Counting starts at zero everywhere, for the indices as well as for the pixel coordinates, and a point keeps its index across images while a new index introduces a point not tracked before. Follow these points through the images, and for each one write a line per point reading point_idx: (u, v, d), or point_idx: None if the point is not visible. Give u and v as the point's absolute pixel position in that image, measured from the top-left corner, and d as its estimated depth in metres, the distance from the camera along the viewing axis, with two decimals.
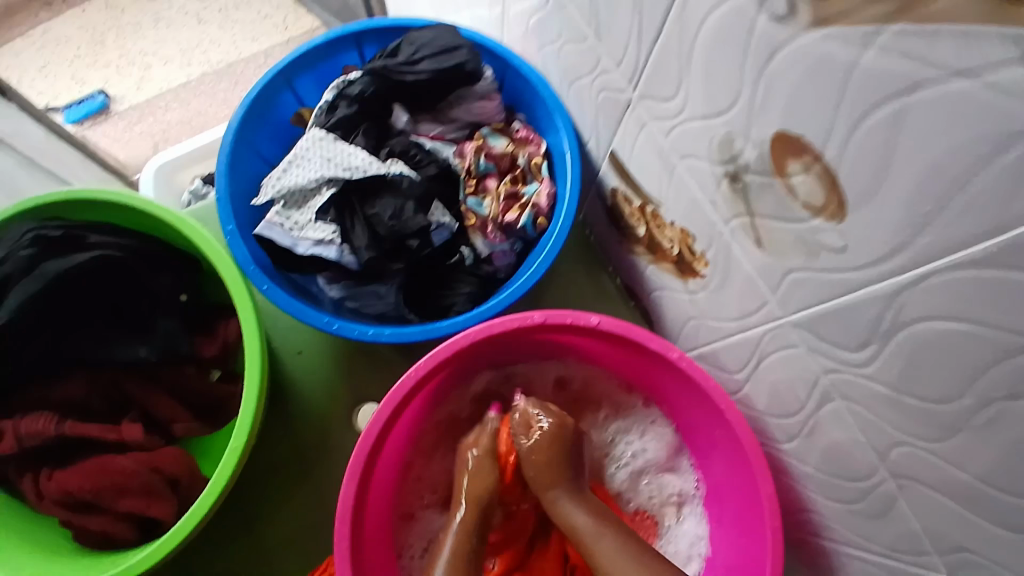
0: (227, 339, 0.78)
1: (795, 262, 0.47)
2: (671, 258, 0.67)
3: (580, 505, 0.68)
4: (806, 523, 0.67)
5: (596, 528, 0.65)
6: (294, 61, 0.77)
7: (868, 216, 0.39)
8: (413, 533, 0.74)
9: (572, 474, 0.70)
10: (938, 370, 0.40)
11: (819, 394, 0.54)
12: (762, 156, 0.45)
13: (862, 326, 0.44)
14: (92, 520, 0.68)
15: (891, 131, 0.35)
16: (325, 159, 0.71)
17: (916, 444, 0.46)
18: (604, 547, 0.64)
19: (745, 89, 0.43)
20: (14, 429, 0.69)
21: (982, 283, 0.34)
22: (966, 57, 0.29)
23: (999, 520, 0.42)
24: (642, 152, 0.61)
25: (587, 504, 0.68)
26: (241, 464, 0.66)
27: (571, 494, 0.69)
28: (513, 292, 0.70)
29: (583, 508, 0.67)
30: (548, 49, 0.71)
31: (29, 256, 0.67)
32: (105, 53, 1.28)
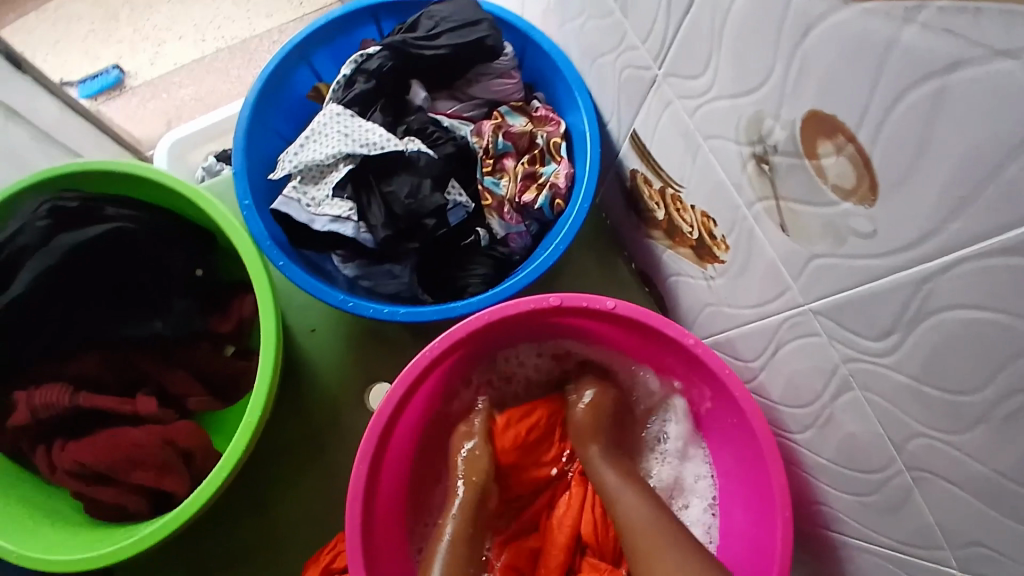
0: (241, 317, 0.78)
1: (820, 250, 0.46)
2: (689, 243, 0.66)
3: (611, 464, 0.71)
4: (817, 514, 0.67)
5: (621, 482, 0.69)
6: (310, 35, 0.76)
7: (900, 201, 0.38)
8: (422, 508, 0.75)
9: (613, 440, 0.74)
10: (961, 362, 0.39)
11: (836, 383, 0.53)
12: (792, 136, 0.44)
13: (886, 314, 0.43)
14: (105, 493, 0.69)
15: (928, 112, 0.34)
16: (343, 134, 0.70)
17: (934, 436, 0.45)
18: (624, 499, 0.68)
19: (778, 66, 0.42)
20: (27, 401, 0.69)
21: (1013, 273, 0.33)
22: (1015, 35, 0.28)
23: (1018, 516, 0.42)
24: (666, 132, 0.60)
25: (618, 465, 0.71)
26: (254, 439, 0.67)
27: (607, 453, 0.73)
28: (529, 274, 0.69)
29: (613, 467, 0.71)
30: (571, 24, 0.70)
31: (45, 227, 0.67)
32: (120, 28, 1.27)
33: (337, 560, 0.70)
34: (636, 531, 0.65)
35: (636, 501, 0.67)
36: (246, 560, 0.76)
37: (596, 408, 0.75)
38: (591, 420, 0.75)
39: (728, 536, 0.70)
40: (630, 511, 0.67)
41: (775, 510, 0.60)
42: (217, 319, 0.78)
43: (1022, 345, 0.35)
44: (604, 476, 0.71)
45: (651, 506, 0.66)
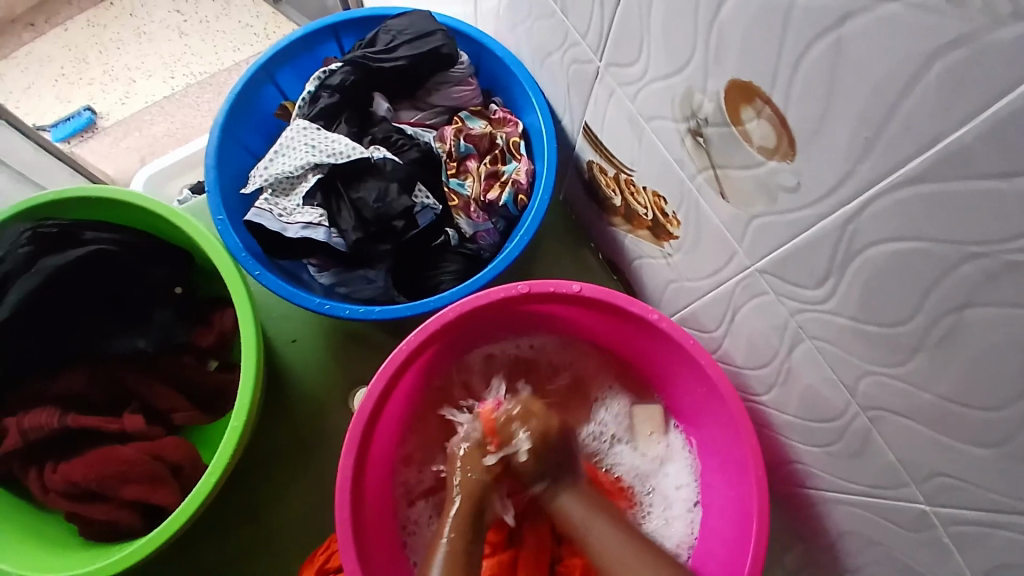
0: (223, 329, 0.80)
1: (759, 210, 0.50)
2: (646, 224, 0.70)
3: (576, 496, 0.69)
4: (793, 475, 0.70)
5: (589, 515, 0.68)
6: (274, 56, 0.80)
7: (817, 151, 0.42)
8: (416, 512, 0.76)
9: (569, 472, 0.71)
10: (893, 294, 0.43)
11: (791, 338, 0.56)
12: (719, 107, 0.48)
13: (822, 261, 0.47)
14: (97, 509, 0.70)
15: (828, 63, 0.38)
16: (309, 146, 0.74)
17: (881, 372, 0.49)
18: (602, 539, 0.66)
19: (700, 41, 0.46)
20: (17, 424, 0.71)
21: (923, 199, 0.37)
22: None
23: (966, 436, 0.45)
24: (614, 120, 0.64)
25: (582, 496, 0.70)
26: (241, 445, 0.68)
27: (564, 487, 0.70)
28: (498, 265, 0.73)
29: (578, 498, 0.70)
30: (519, 29, 0.74)
31: (27, 253, 0.69)
32: (89, 71, 1.30)
33: (330, 558, 0.71)
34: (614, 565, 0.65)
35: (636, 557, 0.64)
36: (241, 569, 0.76)
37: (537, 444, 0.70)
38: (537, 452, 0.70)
39: (709, 511, 0.72)
40: (607, 548, 0.66)
41: (749, 470, 0.63)
42: (200, 334, 0.80)
43: (942, 268, 0.38)
44: (570, 513, 0.69)
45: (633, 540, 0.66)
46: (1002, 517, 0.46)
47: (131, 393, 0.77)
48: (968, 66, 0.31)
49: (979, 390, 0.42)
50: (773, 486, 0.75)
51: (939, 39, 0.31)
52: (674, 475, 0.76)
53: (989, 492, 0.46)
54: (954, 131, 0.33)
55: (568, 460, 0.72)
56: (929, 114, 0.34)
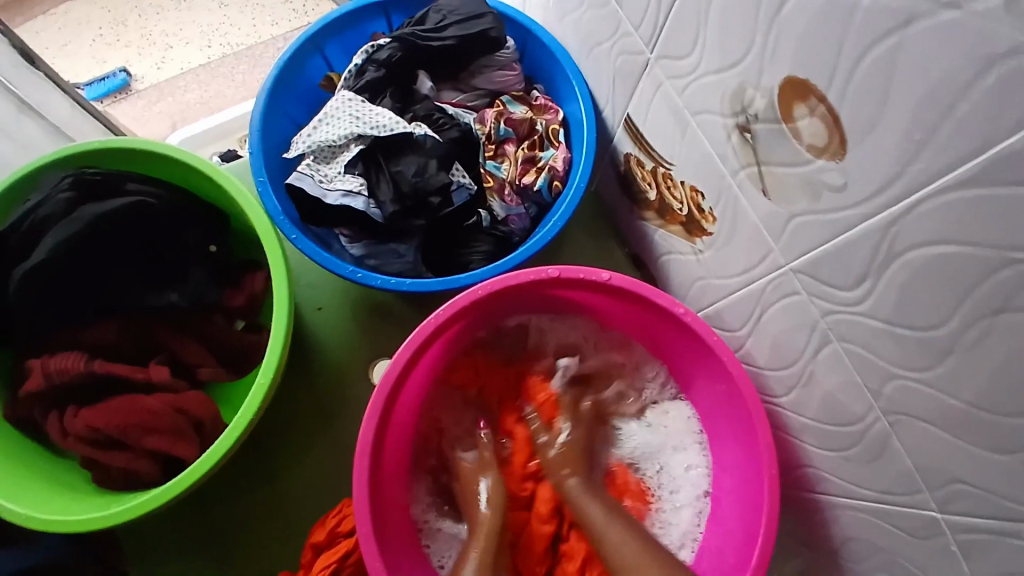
0: (254, 291, 0.82)
1: (800, 208, 0.51)
2: (679, 219, 0.71)
3: (594, 500, 0.71)
4: (804, 479, 0.70)
5: (607, 518, 0.69)
6: (323, 27, 0.81)
7: (867, 152, 0.42)
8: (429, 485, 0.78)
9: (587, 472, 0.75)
10: (930, 297, 0.44)
11: (818, 338, 0.57)
12: (771, 104, 0.49)
13: (859, 262, 0.48)
14: (117, 457, 0.71)
15: (886, 64, 0.38)
16: (354, 117, 0.75)
17: (908, 376, 0.49)
18: (618, 543, 0.66)
19: (758, 36, 0.47)
20: (43, 366, 0.73)
21: (970, 203, 0.38)
22: None
23: (989, 443, 0.46)
24: (658, 112, 0.65)
25: (603, 501, 0.71)
26: (265, 403, 0.70)
27: (582, 478, 0.74)
28: (529, 248, 0.73)
29: (598, 503, 0.71)
30: (569, 18, 0.75)
31: (68, 199, 0.71)
32: (127, 34, 1.31)
33: (342, 522, 0.73)
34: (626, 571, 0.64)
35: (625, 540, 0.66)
36: (252, 528, 0.78)
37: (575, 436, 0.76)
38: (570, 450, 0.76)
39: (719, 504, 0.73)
40: (623, 551, 0.66)
41: (763, 469, 0.64)
42: (229, 294, 0.81)
43: (984, 273, 0.39)
44: (587, 502, 0.71)
45: (652, 552, 0.65)
46: (1017, 526, 0.47)
47: (156, 346, 0.78)
48: None
49: (1007, 396, 0.42)
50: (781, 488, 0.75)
51: (1000, 46, 0.32)
52: (688, 464, 0.77)
53: (1007, 501, 0.46)
54: (1007, 138, 0.34)
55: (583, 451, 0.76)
56: (984, 119, 0.35)
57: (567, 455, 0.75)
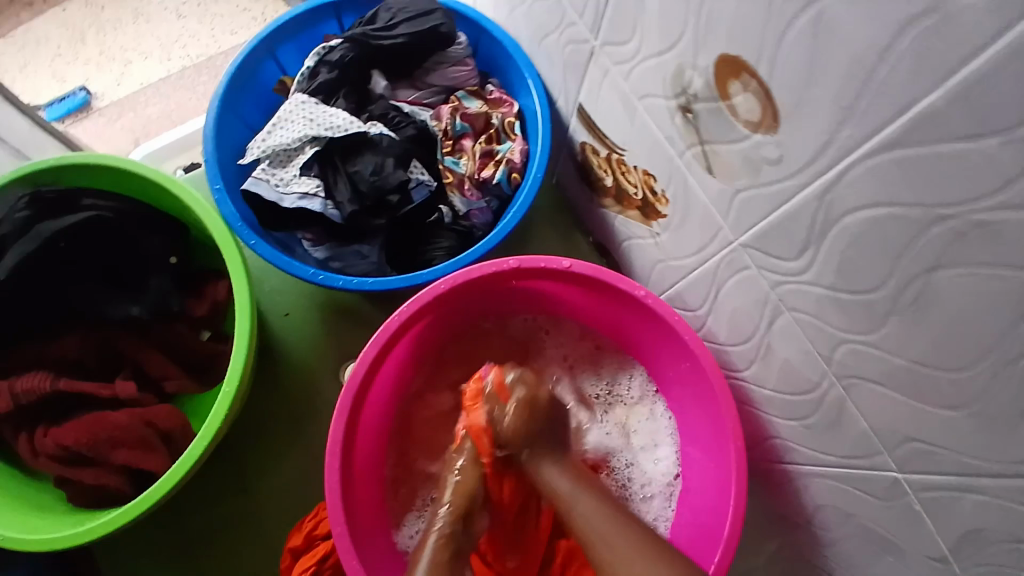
0: (216, 298, 0.81)
1: (743, 183, 0.52)
2: (636, 204, 0.72)
3: (562, 470, 0.68)
4: (772, 451, 0.72)
5: (574, 490, 0.65)
6: (275, 31, 0.81)
7: (799, 122, 0.43)
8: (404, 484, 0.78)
9: (552, 446, 0.70)
10: (869, 261, 0.45)
11: (771, 311, 0.58)
12: (708, 82, 0.50)
13: (801, 233, 0.49)
14: (87, 474, 0.70)
15: (809, 36, 0.40)
16: (307, 119, 0.75)
17: (856, 340, 0.51)
18: (581, 511, 0.63)
19: (693, 15, 0.48)
20: (10, 386, 0.72)
21: (898, 165, 0.39)
22: None
23: (937, 400, 0.47)
24: (607, 98, 0.66)
25: (570, 472, 0.68)
26: (233, 409, 0.69)
27: (549, 460, 0.69)
28: (490, 241, 0.74)
29: (563, 474, 0.68)
30: (518, 10, 0.76)
31: (25, 217, 0.71)
32: (86, 51, 1.29)
33: (318, 525, 0.73)
34: (597, 543, 0.60)
35: (601, 522, 0.61)
36: (228, 537, 0.77)
37: (531, 404, 0.69)
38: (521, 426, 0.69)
39: (690, 484, 0.74)
40: (588, 521, 0.62)
41: (729, 442, 0.65)
42: (193, 303, 0.81)
43: (916, 232, 0.40)
44: (557, 487, 0.67)
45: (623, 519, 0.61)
46: (973, 480, 0.48)
47: (123, 359, 0.77)
48: (938, 34, 0.33)
49: (949, 354, 0.44)
50: (754, 462, 0.77)
51: (912, 8, 0.33)
52: (659, 447, 0.78)
53: (960, 455, 0.48)
54: (926, 97, 0.35)
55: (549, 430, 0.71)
56: (904, 81, 0.36)
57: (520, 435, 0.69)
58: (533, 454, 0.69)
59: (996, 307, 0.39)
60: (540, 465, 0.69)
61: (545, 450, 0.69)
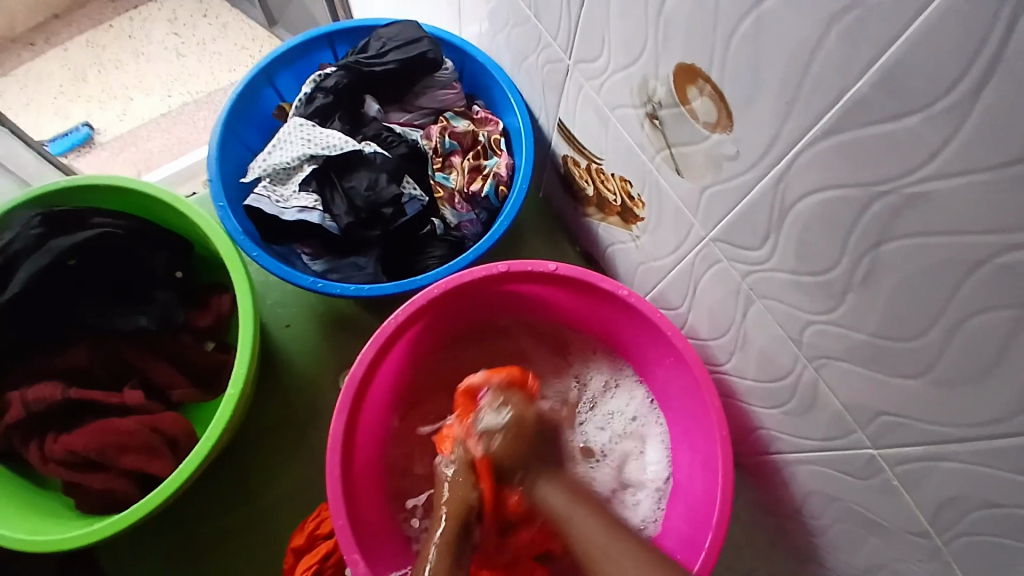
0: (219, 311, 0.86)
1: (708, 181, 0.57)
2: (616, 210, 0.76)
3: (556, 485, 0.69)
4: (758, 442, 0.75)
5: (571, 505, 0.67)
6: (274, 61, 0.87)
7: (750, 118, 0.49)
8: (405, 490, 0.80)
9: (546, 459, 0.72)
10: (824, 242, 0.49)
11: (744, 301, 0.62)
12: (670, 90, 0.55)
13: (762, 221, 0.54)
14: (95, 478, 0.73)
15: (752, 38, 0.44)
16: (306, 140, 0.80)
17: (823, 320, 0.54)
18: (578, 529, 0.65)
19: (651, 29, 0.53)
20: (21, 398, 0.75)
21: (838, 149, 0.43)
22: None
23: (893, 369, 0.51)
24: (583, 112, 0.71)
25: (563, 485, 0.69)
26: (237, 413, 0.73)
27: (541, 477, 0.70)
28: (480, 247, 0.78)
29: (559, 489, 0.69)
30: (500, 37, 0.81)
31: (38, 234, 0.75)
32: (88, 88, 1.36)
33: (320, 525, 0.75)
34: (598, 558, 0.62)
35: (587, 521, 0.65)
36: (232, 542, 0.79)
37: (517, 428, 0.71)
38: (510, 447, 0.70)
39: (680, 484, 0.77)
40: (585, 535, 0.64)
41: (714, 431, 0.68)
42: (198, 315, 0.85)
43: (860, 210, 0.45)
44: (553, 501, 0.68)
45: (613, 532, 0.64)
46: (941, 447, 0.51)
47: (129, 370, 0.81)
48: (857, 29, 0.38)
49: (900, 324, 0.48)
50: (741, 456, 0.79)
51: (836, 5, 0.38)
52: (650, 452, 0.81)
53: (925, 422, 0.51)
54: (854, 85, 0.40)
55: (547, 450, 0.72)
56: (835, 72, 0.41)
57: (517, 453, 0.70)
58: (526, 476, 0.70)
59: (940, 273, 0.42)
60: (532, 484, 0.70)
61: (538, 467, 0.70)
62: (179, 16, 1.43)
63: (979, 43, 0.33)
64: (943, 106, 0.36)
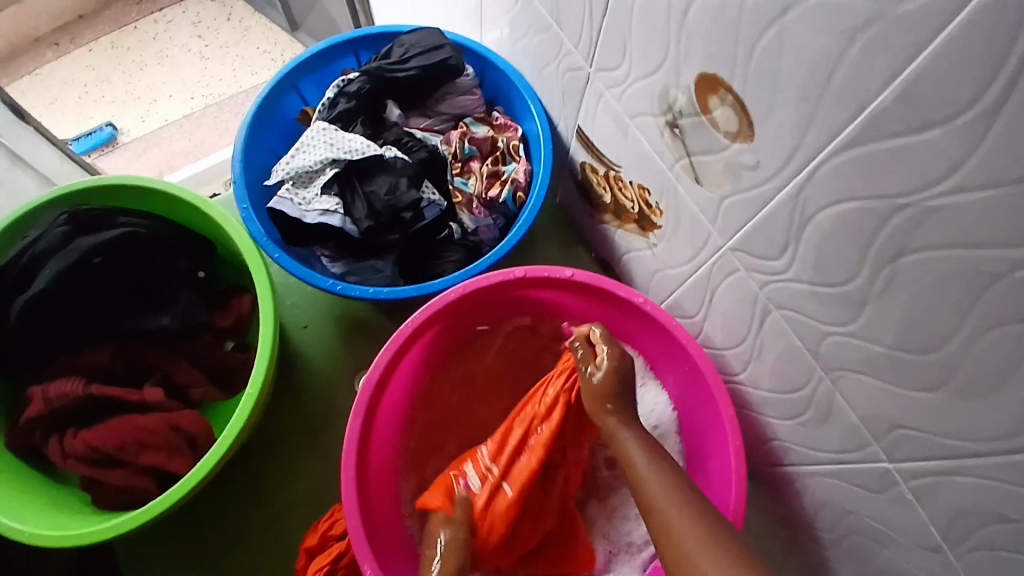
0: (240, 312, 0.87)
1: (727, 190, 0.57)
2: (633, 217, 0.76)
3: (636, 435, 0.68)
4: (771, 452, 0.75)
5: (651, 457, 0.65)
6: (298, 67, 0.89)
7: (770, 129, 0.49)
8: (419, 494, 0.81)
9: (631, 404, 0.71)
10: (842, 254, 0.49)
11: (760, 311, 0.63)
12: (691, 99, 0.55)
13: (781, 231, 0.54)
14: (114, 474, 0.75)
15: (774, 50, 0.45)
16: (328, 144, 0.82)
17: (840, 331, 0.54)
18: (653, 481, 0.63)
19: (673, 38, 0.54)
20: (43, 394, 0.77)
21: (859, 161, 0.44)
22: None
23: (909, 381, 0.51)
24: (603, 120, 0.72)
25: (641, 437, 0.67)
26: (255, 412, 0.74)
27: (624, 418, 0.69)
28: (497, 253, 0.79)
29: (637, 440, 0.67)
30: (520, 45, 0.82)
31: (64, 233, 0.76)
32: (112, 90, 1.39)
33: (333, 524, 0.76)
34: (660, 511, 0.60)
35: (651, 466, 0.64)
36: (247, 540, 0.80)
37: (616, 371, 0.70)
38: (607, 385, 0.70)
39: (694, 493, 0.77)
40: (653, 491, 0.62)
41: (728, 441, 0.68)
42: (218, 315, 0.86)
43: (879, 222, 0.45)
44: (629, 447, 0.66)
45: (685, 487, 0.62)
46: (956, 461, 0.51)
47: (150, 368, 0.82)
48: (880, 42, 0.38)
49: (917, 337, 0.48)
50: (754, 466, 0.79)
51: (858, 19, 0.38)
52: None
53: (941, 436, 0.51)
54: (876, 98, 0.40)
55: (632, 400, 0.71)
56: (857, 84, 0.41)
57: (609, 391, 0.70)
58: (612, 413, 0.70)
59: (958, 288, 0.42)
60: (614, 422, 0.69)
61: (625, 408, 0.69)
62: (202, 19, 1.46)
63: (1002, 58, 0.33)
64: (965, 121, 0.37)
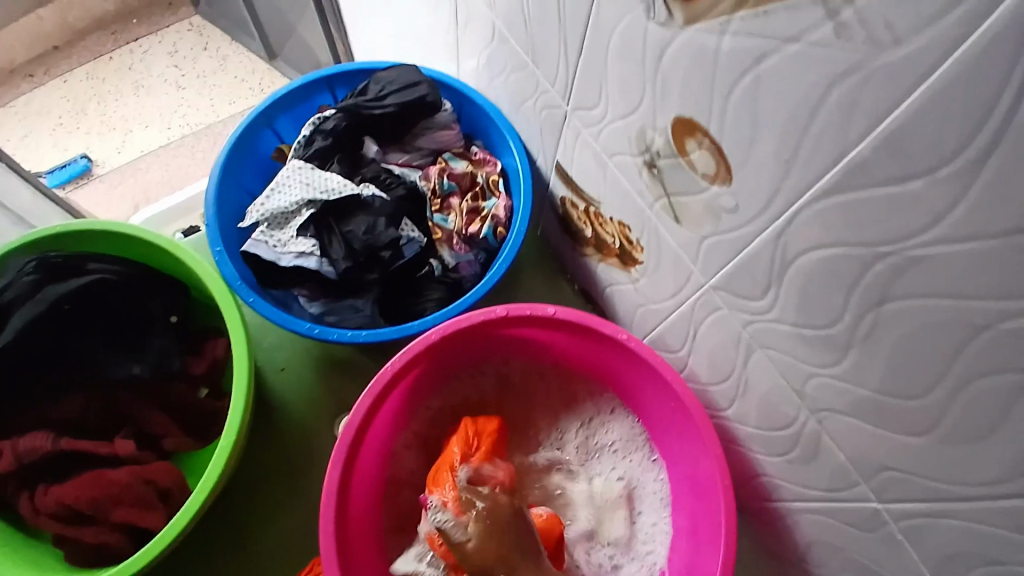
0: (214, 356, 0.85)
1: (707, 231, 0.57)
2: (614, 252, 0.76)
3: None
4: (760, 488, 0.73)
5: None
6: (273, 104, 0.88)
7: (749, 173, 0.48)
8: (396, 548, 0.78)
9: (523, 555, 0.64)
10: (825, 296, 0.49)
11: (745, 348, 0.62)
12: (667, 141, 0.55)
13: (762, 272, 0.53)
14: (87, 532, 0.72)
15: (752, 95, 0.44)
16: (304, 184, 0.80)
17: (825, 373, 0.54)
18: None
19: (650, 78, 0.53)
20: (14, 448, 0.74)
21: (840, 208, 0.43)
22: (793, 26, 0.39)
23: (897, 425, 0.50)
24: (582, 158, 0.71)
25: None
26: (231, 463, 0.71)
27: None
28: (478, 290, 0.78)
29: None
30: (497, 80, 0.81)
31: (32, 281, 0.75)
32: (87, 121, 1.36)
33: None
34: None
35: None
36: None
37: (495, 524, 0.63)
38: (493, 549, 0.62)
39: (677, 538, 0.76)
40: None
41: (716, 482, 0.66)
42: (193, 361, 0.84)
43: (863, 268, 0.44)
44: None
45: None
46: (946, 505, 0.50)
47: (125, 418, 0.80)
48: (860, 90, 0.37)
49: (902, 382, 0.47)
50: (743, 501, 0.78)
51: (838, 68, 0.38)
52: (648, 513, 0.80)
53: (933, 481, 0.50)
54: (855, 147, 0.40)
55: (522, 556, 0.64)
56: (835, 134, 0.40)
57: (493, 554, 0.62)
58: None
59: (945, 335, 0.42)
60: None
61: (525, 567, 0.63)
62: (179, 49, 1.45)
63: (983, 116, 0.33)
64: (946, 173, 0.36)
